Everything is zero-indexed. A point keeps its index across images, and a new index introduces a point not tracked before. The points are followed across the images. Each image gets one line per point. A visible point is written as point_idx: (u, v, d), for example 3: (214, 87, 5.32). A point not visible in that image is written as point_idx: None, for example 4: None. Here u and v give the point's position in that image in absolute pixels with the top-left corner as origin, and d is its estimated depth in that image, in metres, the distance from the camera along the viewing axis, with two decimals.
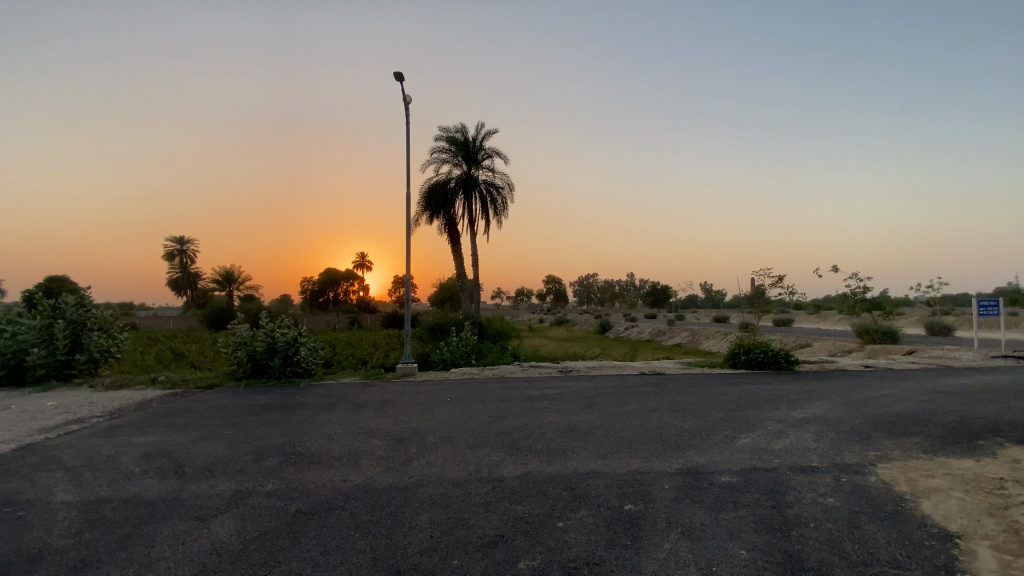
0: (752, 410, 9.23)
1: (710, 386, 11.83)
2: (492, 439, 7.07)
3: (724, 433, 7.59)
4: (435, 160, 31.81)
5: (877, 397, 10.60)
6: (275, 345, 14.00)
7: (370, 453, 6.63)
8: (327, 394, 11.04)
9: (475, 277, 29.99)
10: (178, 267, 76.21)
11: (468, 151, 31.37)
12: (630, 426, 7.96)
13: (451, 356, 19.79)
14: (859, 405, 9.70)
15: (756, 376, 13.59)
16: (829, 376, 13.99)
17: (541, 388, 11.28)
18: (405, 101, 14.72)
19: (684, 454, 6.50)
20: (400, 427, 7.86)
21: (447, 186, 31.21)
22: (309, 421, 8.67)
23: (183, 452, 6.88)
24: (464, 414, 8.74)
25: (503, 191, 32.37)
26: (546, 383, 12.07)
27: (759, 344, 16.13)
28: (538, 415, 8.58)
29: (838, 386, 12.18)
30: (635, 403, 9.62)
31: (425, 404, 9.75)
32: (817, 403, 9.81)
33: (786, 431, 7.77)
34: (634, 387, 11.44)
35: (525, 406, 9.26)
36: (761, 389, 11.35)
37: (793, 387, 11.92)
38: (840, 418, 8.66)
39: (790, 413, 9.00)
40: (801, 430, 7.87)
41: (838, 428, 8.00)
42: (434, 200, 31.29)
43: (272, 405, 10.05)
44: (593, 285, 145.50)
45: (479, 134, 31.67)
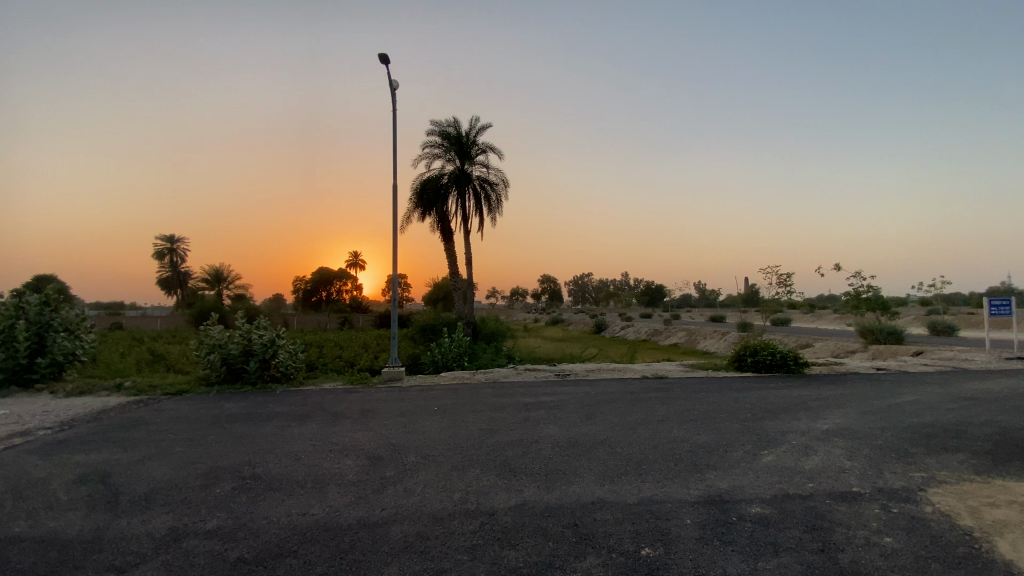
0: (770, 420, 8.37)
1: (719, 392, 10.97)
2: (482, 459, 6.16)
3: (745, 449, 6.71)
4: (427, 155, 30.88)
5: (902, 404, 9.77)
6: (252, 348, 13.04)
7: (339, 478, 5.71)
8: (303, 402, 10.09)
9: (468, 275, 29.06)
10: (168, 267, 74.82)
11: (461, 146, 30.45)
12: (639, 440, 7.07)
13: (442, 358, 18.87)
14: (884, 415, 8.87)
15: (766, 380, 12.73)
16: (843, 380, 13.16)
17: (537, 395, 10.37)
18: (392, 86, 13.67)
19: (704, 477, 5.61)
20: (378, 444, 6.94)
21: (440, 182, 30.24)
22: (277, 435, 7.71)
23: (124, 476, 5.90)
24: (451, 426, 7.82)
25: (497, 187, 31.46)
26: (542, 388, 11.16)
27: (767, 346, 15.31)
28: (534, 428, 7.67)
29: (856, 391, 11.35)
30: (641, 412, 8.74)
31: (409, 414, 8.82)
32: (839, 412, 8.96)
33: (813, 447, 6.91)
34: (638, 393, 10.56)
35: (519, 417, 8.35)
36: (775, 395, 10.50)
37: (808, 392, 11.07)
38: (869, 430, 7.82)
39: (812, 424, 8.15)
40: (828, 445, 7.01)
41: (870, 443, 7.15)
42: (427, 196, 30.32)
43: (240, 415, 9.09)
44: (589, 284, 144.77)
45: (472, 129, 30.76)
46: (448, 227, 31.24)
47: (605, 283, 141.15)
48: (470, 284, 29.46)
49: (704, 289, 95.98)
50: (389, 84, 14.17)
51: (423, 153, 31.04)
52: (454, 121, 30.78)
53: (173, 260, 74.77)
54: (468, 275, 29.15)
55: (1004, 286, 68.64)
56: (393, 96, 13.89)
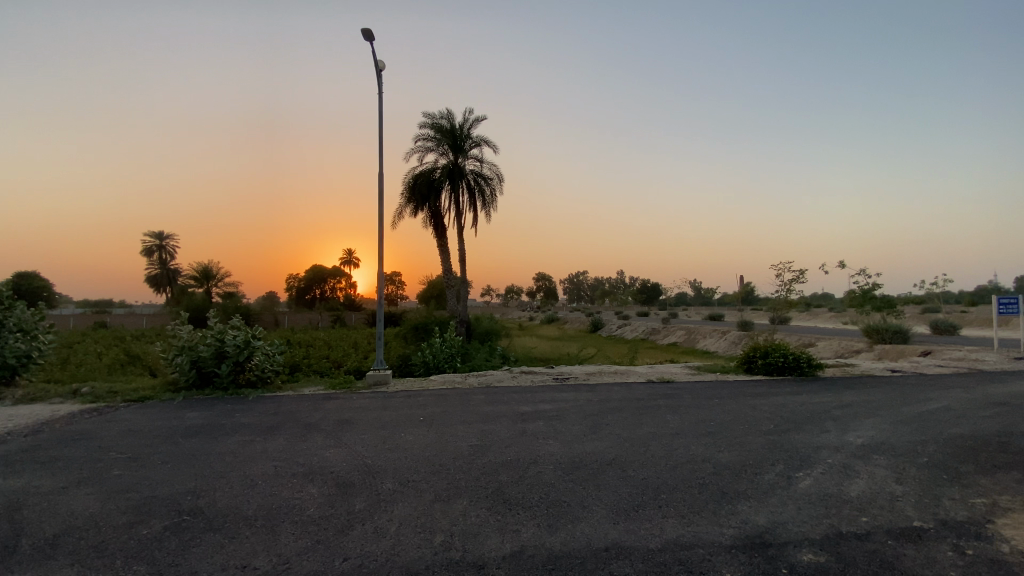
0: (796, 433, 7.44)
1: (733, 400, 10.04)
2: (472, 487, 5.19)
3: (776, 471, 5.79)
4: (419, 149, 29.84)
5: (934, 411, 8.88)
6: (224, 351, 12.00)
7: (298, 512, 4.72)
8: (273, 412, 9.08)
9: (462, 273, 28.06)
10: (157, 265, 73.50)
11: (453, 139, 29.40)
12: (653, 460, 6.12)
13: (433, 360, 17.86)
14: (919, 424, 7.98)
15: (780, 385, 11.82)
16: (861, 384, 12.28)
17: (535, 403, 9.41)
18: (377, 67, 12.69)
19: (737, 511, 4.68)
20: (351, 465, 5.95)
21: (433, 176, 29.19)
22: (236, 453, 6.71)
23: (36, 513, 4.90)
24: (437, 442, 6.84)
25: (492, 182, 30.46)
26: (539, 395, 10.18)
27: (778, 347, 14.45)
28: (531, 444, 6.70)
29: (879, 396, 10.46)
30: (651, 424, 7.79)
31: (391, 425, 7.83)
32: (869, 422, 8.05)
33: (853, 466, 6.03)
34: (645, 401, 9.64)
35: (514, 430, 7.38)
36: (794, 403, 9.60)
37: (829, 398, 10.19)
38: (911, 444, 6.90)
39: (845, 437, 7.23)
40: (871, 464, 6.10)
41: (917, 461, 6.22)
42: (419, 191, 29.25)
43: (200, 429, 8.07)
44: (584, 282, 144.08)
45: (466, 121, 29.74)
46: (441, 223, 30.19)
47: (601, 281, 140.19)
48: (463, 281, 28.38)
49: (699, 288, 95.27)
50: (374, 66, 13.19)
51: (415, 147, 29.99)
52: (447, 114, 29.75)
53: (162, 257, 73.43)
54: (461, 272, 28.12)
55: (996, 285, 68.62)
56: (379, 78, 12.91)
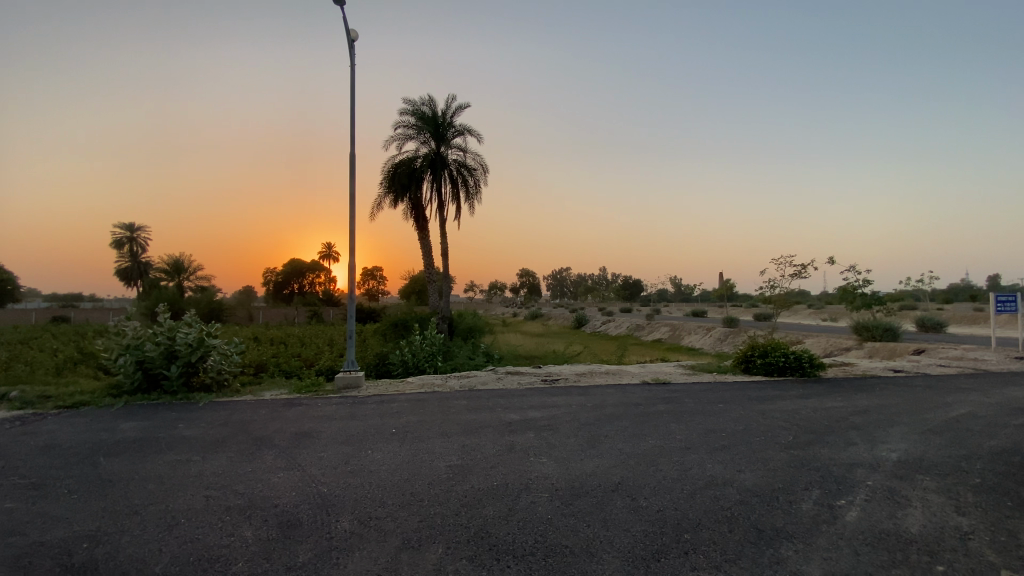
0: (821, 446, 6.57)
1: (740, 405, 9.17)
2: (450, 528, 4.15)
3: (814, 498, 4.86)
4: (399, 137, 28.50)
5: (960, 419, 8.14)
6: (175, 351, 10.76)
7: (222, 568, 3.61)
8: (223, 422, 7.89)
9: (444, 266, 26.91)
10: (127, 257, 70.52)
11: (436, 127, 28.15)
12: (667, 484, 5.15)
13: (412, 359, 16.74)
14: (951, 435, 7.19)
15: (785, 388, 11.02)
16: (868, 385, 11.59)
17: (524, 410, 8.41)
18: (348, 36, 11.47)
19: (781, 558, 3.74)
20: (301, 496, 4.85)
21: (414, 165, 27.88)
22: (165, 478, 5.54)
23: None
24: (410, 461, 5.78)
25: (476, 173, 29.29)
26: (528, 400, 9.18)
27: (778, 346, 13.69)
28: (521, 464, 5.68)
29: (893, 399, 9.74)
30: (657, 436, 6.85)
31: (357, 439, 6.73)
32: (897, 432, 7.24)
33: (899, 491, 5.17)
34: (645, 407, 8.71)
35: (500, 445, 6.34)
36: (807, 409, 8.76)
37: (842, 402, 9.40)
38: (953, 461, 6.08)
39: (877, 451, 6.40)
40: (918, 488, 5.25)
41: (969, 485, 5.38)
42: (399, 180, 27.93)
43: (130, 445, 6.85)
44: (567, 278, 143.69)
45: (449, 108, 28.50)
46: (423, 215, 28.92)
47: (584, 276, 139.90)
48: (445, 275, 27.20)
49: (682, 284, 95.44)
50: (345, 36, 11.95)
51: (395, 135, 28.63)
52: (429, 100, 28.47)
53: (133, 249, 70.50)
54: (443, 265, 26.96)
55: (969, 284, 70.00)
56: (350, 49, 11.69)
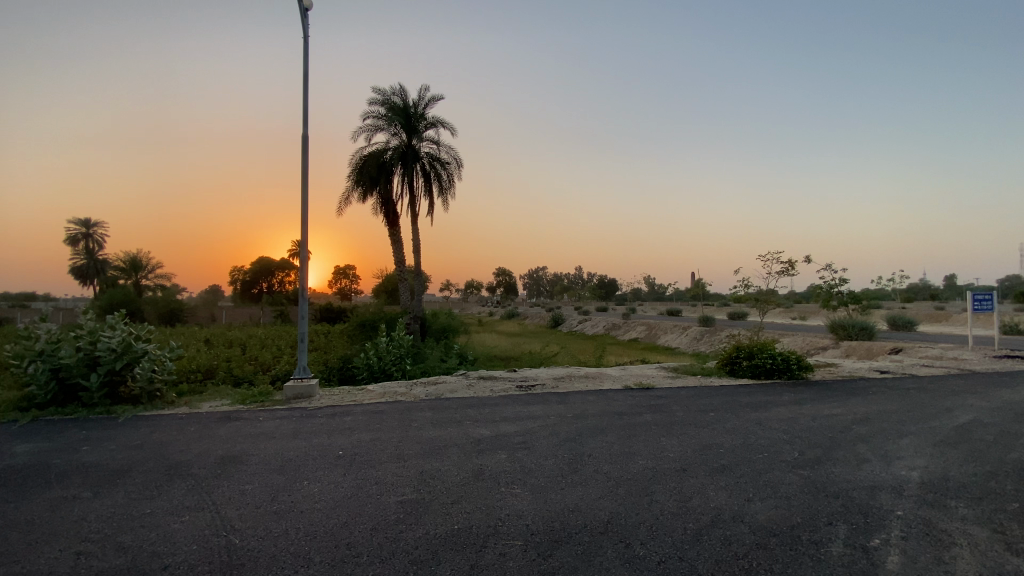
0: (832, 464, 5.77)
1: (733, 413, 8.39)
2: None
3: (842, 538, 4.02)
4: (369, 128, 27.15)
5: (968, 426, 7.53)
6: (95, 358, 9.42)
7: None
8: (139, 445, 6.67)
9: (416, 263, 25.70)
10: (82, 255, 66.66)
11: (407, 117, 26.91)
12: (666, 521, 4.24)
13: (378, 362, 15.55)
14: (968, 447, 6.52)
15: (776, 393, 10.33)
16: (859, 389, 11.03)
17: (496, 422, 7.42)
18: (301, 4, 10.34)
19: None
20: (203, 553, 3.75)
21: (384, 158, 26.61)
22: (34, 526, 4.36)
23: None
24: (354, 495, 4.72)
25: (450, 167, 28.15)
26: (501, 410, 8.20)
27: (764, 347, 13.10)
28: (490, 497, 4.68)
29: (890, 404, 9.13)
30: (648, 455, 5.96)
31: (296, 464, 5.64)
32: (909, 446, 6.53)
33: (936, 523, 4.38)
34: (631, 417, 7.84)
35: (466, 470, 5.36)
36: (805, 419, 8.02)
37: (838, 409, 8.73)
38: (981, 481, 5.36)
39: (896, 470, 5.64)
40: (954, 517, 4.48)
41: (1011, 513, 4.63)
42: (368, 173, 26.58)
43: (12, 476, 5.61)
44: (544, 277, 143.40)
45: (421, 99, 27.29)
46: (393, 210, 27.64)
47: (561, 275, 139.84)
48: (417, 273, 25.97)
49: (657, 284, 96.25)
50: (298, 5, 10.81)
51: (363, 126, 27.30)
52: (399, 90, 27.18)
53: (87, 246, 66.79)
54: (415, 262, 25.74)
55: (931, 283, 72.07)
56: (303, 19, 10.52)
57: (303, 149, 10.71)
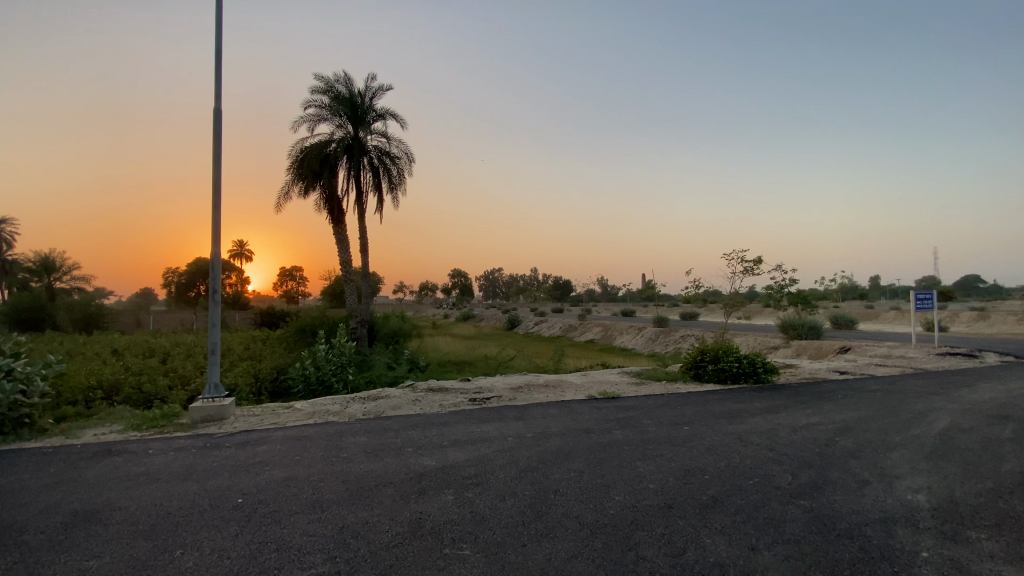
0: (831, 489, 4.98)
1: (708, 427, 7.60)
2: None
3: None
4: (311, 119, 25.25)
5: (951, 431, 7.07)
6: None
7: None
8: None
9: (363, 262, 24.02)
10: None
11: (353, 107, 25.18)
12: None
13: (315, 373, 13.97)
14: (962, 455, 5.97)
15: (745, 400, 9.72)
16: (827, 392, 10.61)
17: (445, 449, 6.24)
18: None
19: None
20: None
21: (328, 150, 24.80)
22: None
23: None
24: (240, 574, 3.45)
25: (400, 161, 26.60)
26: (451, 431, 7.04)
27: (729, 350, 12.62)
28: (428, 564, 3.54)
29: (863, 409, 8.70)
30: (625, 488, 4.98)
31: (172, 524, 4.27)
32: (903, 458, 5.91)
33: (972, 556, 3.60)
34: (600, 436, 6.87)
35: (402, 521, 4.19)
36: (785, 432, 7.30)
37: (815, 418, 8.16)
38: (995, 493, 4.71)
39: (900, 490, 4.92)
40: (989, 538, 3.73)
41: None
42: (309, 166, 24.66)
43: None
44: (499, 279, 142.36)
45: (368, 88, 25.64)
46: (338, 207, 25.81)
47: (516, 277, 139.54)
48: (364, 274, 24.22)
49: (610, 285, 97.63)
50: None
51: (305, 115, 25.37)
52: (344, 78, 25.42)
53: None
54: (362, 262, 24.03)
55: (863, 284, 76.64)
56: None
57: (216, 130, 9.15)
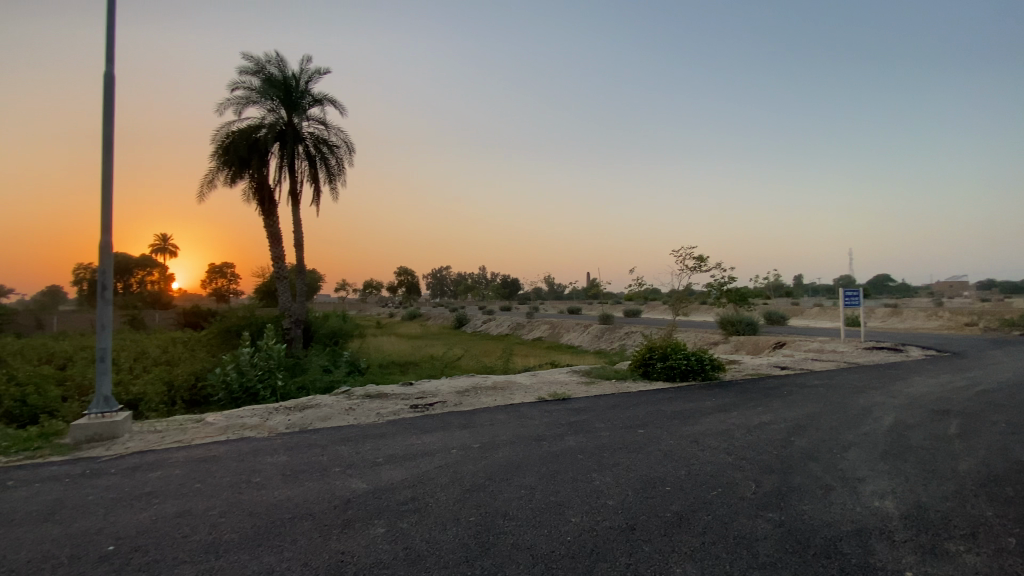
0: (798, 497, 4.67)
1: (663, 430, 7.26)
2: None
3: None
4: (239, 102, 23.29)
5: (897, 427, 7.09)
6: None
7: None
8: None
9: (297, 258, 22.40)
10: None
11: (286, 91, 23.42)
12: None
13: (238, 380, 12.67)
14: (913, 452, 5.90)
15: (696, 399, 9.52)
16: (773, 389, 10.65)
17: (379, 467, 5.48)
18: None
19: None
20: None
21: (258, 136, 22.92)
22: None
23: None
24: None
25: (339, 151, 25.07)
26: (387, 445, 6.25)
27: (677, 348, 12.54)
28: None
29: (810, 406, 8.71)
30: (583, 507, 4.44)
31: None
32: (859, 459, 5.76)
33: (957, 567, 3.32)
34: (552, 445, 6.32)
35: (317, 569, 3.41)
36: (740, 433, 7.06)
37: (767, 416, 8.04)
38: (957, 493, 4.54)
39: (866, 496, 4.67)
40: (969, 548, 3.49)
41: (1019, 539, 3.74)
42: (237, 153, 22.72)
43: None
44: (446, 277, 140.30)
45: (303, 72, 23.96)
46: (270, 197, 23.93)
47: (463, 275, 138.16)
48: (298, 270, 22.60)
49: (556, 283, 98.56)
50: None
51: (232, 98, 23.35)
52: (277, 60, 23.60)
53: None
54: (296, 257, 22.38)
55: (789, 279, 81.84)
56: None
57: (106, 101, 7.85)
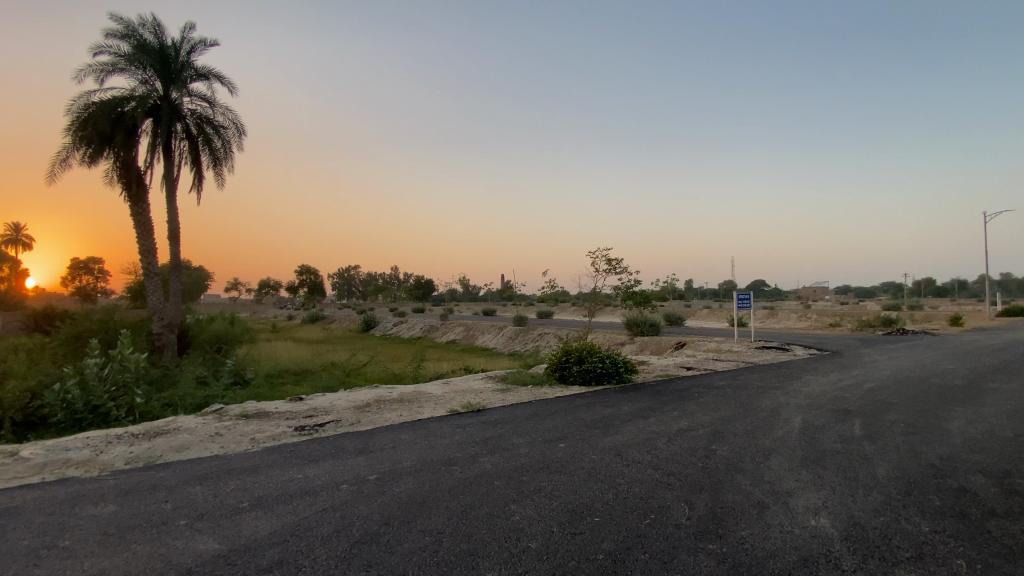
0: (735, 521, 4.24)
1: (584, 443, 6.70)
2: None
3: None
4: (101, 68, 19.81)
5: (808, 430, 7.13)
6: None
7: None
8: None
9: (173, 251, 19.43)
10: None
11: (163, 60, 20.31)
12: None
13: (84, 396, 10.30)
14: (830, 457, 5.84)
15: (614, 404, 9.16)
16: (685, 390, 10.67)
17: (242, 515, 4.27)
18: None
19: None
20: None
21: (124, 110, 19.59)
22: None
23: None
24: None
25: (228, 133, 22.26)
26: (258, 483, 5.00)
27: (593, 350, 12.23)
28: None
29: (723, 409, 8.68)
30: (501, 556, 3.62)
31: None
32: (783, 468, 5.57)
33: None
34: (465, 470, 5.44)
35: None
36: (663, 442, 6.68)
37: (686, 422, 7.82)
38: (888, 505, 4.37)
39: (800, 513, 4.36)
40: None
41: (958, 557, 3.54)
42: (96, 127, 19.25)
43: None
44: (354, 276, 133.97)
45: (185, 40, 20.94)
46: (139, 180, 20.57)
47: (373, 275, 132.79)
48: (173, 267, 19.58)
49: (469, 285, 97.92)
50: None
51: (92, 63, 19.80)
52: (151, 23, 20.39)
53: None
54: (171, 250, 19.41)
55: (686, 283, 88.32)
56: None
57: None
